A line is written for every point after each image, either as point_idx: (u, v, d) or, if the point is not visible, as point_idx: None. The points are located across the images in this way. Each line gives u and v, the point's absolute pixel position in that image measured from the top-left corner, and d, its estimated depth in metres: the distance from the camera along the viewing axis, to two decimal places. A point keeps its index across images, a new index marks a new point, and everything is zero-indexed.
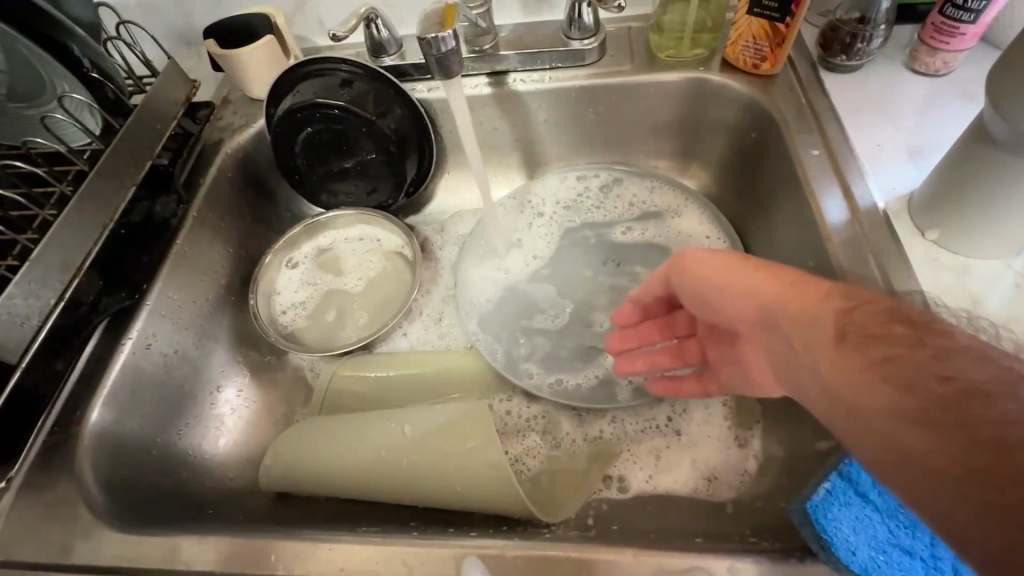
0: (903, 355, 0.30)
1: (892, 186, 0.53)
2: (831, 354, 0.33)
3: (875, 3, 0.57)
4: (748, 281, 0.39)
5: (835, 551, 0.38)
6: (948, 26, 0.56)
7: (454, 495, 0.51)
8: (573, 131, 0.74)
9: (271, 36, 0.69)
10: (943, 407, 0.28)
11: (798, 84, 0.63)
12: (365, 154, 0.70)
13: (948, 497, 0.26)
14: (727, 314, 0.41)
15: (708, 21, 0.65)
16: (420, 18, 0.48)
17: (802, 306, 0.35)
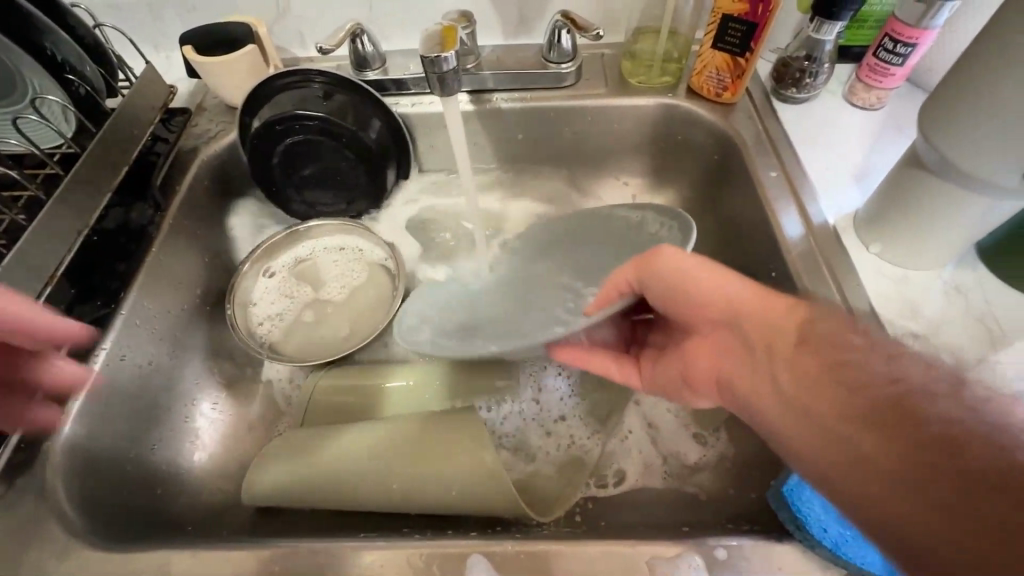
0: (854, 360, 0.35)
1: (840, 207, 0.59)
2: (825, 409, 0.34)
3: (820, 44, 0.64)
4: (717, 286, 0.43)
5: (808, 529, 0.42)
6: (881, 66, 0.64)
7: (449, 502, 0.51)
8: (548, 148, 0.77)
9: (253, 45, 0.69)
10: (883, 409, 0.33)
11: (755, 112, 0.69)
12: (344, 166, 0.70)
13: (894, 488, 0.30)
14: (692, 314, 0.45)
15: (674, 52, 0.71)
16: (421, 38, 0.50)
17: (765, 317, 0.41)
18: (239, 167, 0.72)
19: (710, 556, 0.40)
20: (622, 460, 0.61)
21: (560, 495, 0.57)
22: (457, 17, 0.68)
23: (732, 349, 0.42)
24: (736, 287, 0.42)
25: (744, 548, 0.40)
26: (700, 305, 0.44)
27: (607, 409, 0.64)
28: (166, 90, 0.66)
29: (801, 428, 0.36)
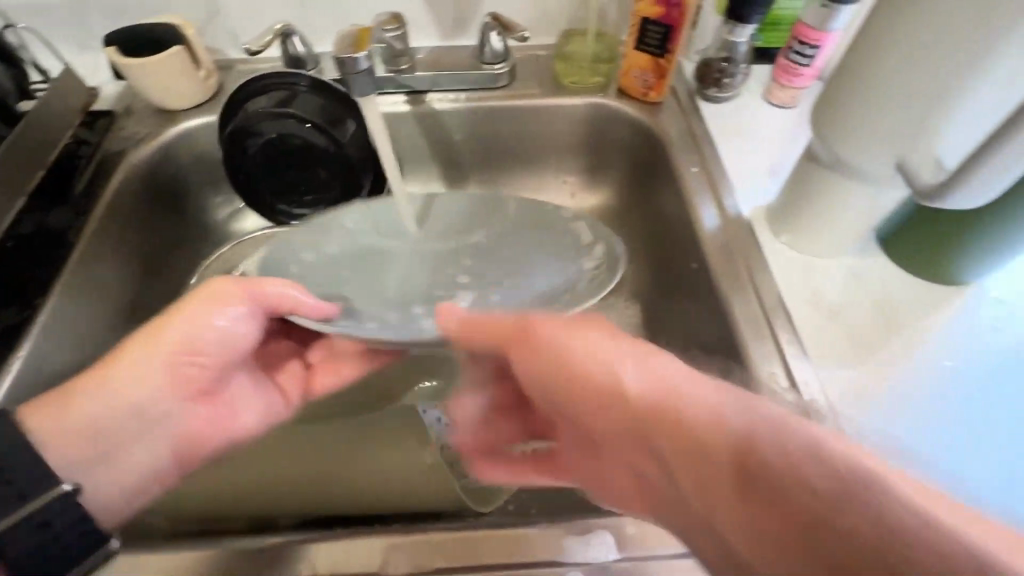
0: (712, 454, 0.29)
1: (756, 199, 0.63)
2: (726, 498, 0.28)
3: (735, 45, 0.68)
4: (580, 344, 0.37)
5: None
6: (792, 67, 0.68)
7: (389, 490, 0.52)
8: (486, 147, 0.79)
9: (180, 46, 0.68)
10: (806, 528, 0.25)
11: (680, 111, 0.72)
12: (317, 169, 0.72)
13: None
14: (560, 391, 0.38)
15: (603, 53, 0.74)
16: (334, 39, 0.51)
17: (659, 413, 0.32)
18: (170, 169, 0.71)
19: (621, 533, 0.43)
20: None
21: None
22: (387, 20, 0.69)
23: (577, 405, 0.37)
24: (581, 342, 0.37)
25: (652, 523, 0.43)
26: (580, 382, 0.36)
27: None
28: (86, 93, 0.65)
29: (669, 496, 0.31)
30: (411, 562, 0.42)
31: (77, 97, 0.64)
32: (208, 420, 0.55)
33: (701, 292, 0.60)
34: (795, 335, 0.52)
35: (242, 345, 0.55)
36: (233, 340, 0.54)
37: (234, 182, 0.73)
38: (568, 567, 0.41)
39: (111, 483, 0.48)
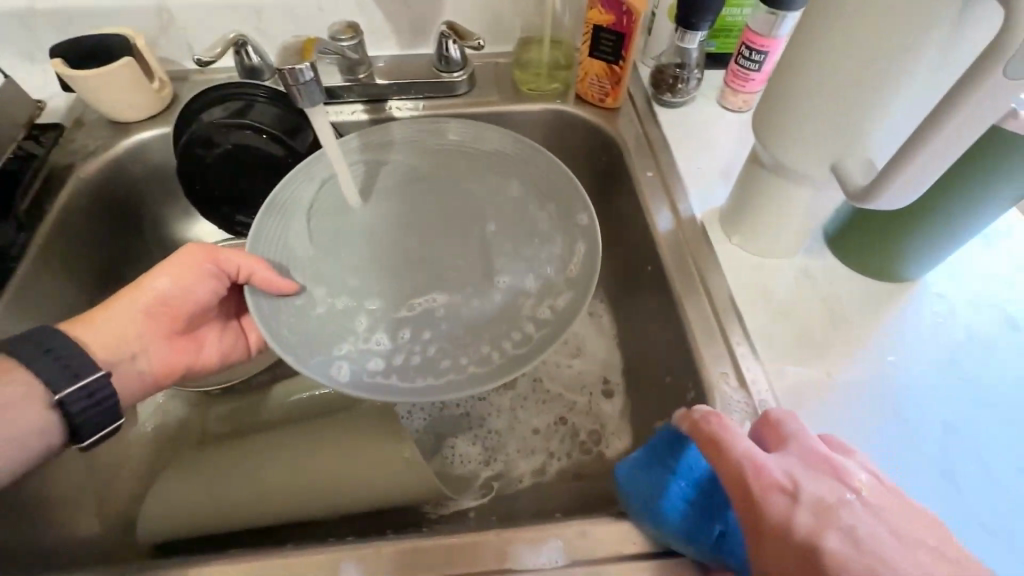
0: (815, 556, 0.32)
1: (709, 202, 0.64)
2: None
3: (687, 52, 0.69)
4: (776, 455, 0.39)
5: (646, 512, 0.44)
6: (742, 73, 0.70)
7: (366, 494, 0.51)
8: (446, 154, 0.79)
9: (130, 57, 0.67)
10: None
11: (637, 116, 0.73)
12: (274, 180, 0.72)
13: None
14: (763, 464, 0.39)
15: (560, 60, 0.75)
16: (279, 51, 0.50)
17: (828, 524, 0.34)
18: (123, 182, 0.70)
19: (573, 536, 0.43)
20: (517, 445, 0.61)
21: (461, 484, 0.58)
22: (342, 29, 0.69)
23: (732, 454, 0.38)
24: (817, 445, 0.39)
25: (604, 525, 0.44)
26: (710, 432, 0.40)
27: None
28: (31, 106, 0.63)
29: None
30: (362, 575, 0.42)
31: (21, 110, 0.62)
32: (180, 352, 0.55)
33: (657, 294, 0.61)
34: (745, 335, 0.53)
35: (210, 298, 0.56)
36: (196, 289, 0.54)
37: (188, 192, 0.72)
38: (520, 574, 0.42)
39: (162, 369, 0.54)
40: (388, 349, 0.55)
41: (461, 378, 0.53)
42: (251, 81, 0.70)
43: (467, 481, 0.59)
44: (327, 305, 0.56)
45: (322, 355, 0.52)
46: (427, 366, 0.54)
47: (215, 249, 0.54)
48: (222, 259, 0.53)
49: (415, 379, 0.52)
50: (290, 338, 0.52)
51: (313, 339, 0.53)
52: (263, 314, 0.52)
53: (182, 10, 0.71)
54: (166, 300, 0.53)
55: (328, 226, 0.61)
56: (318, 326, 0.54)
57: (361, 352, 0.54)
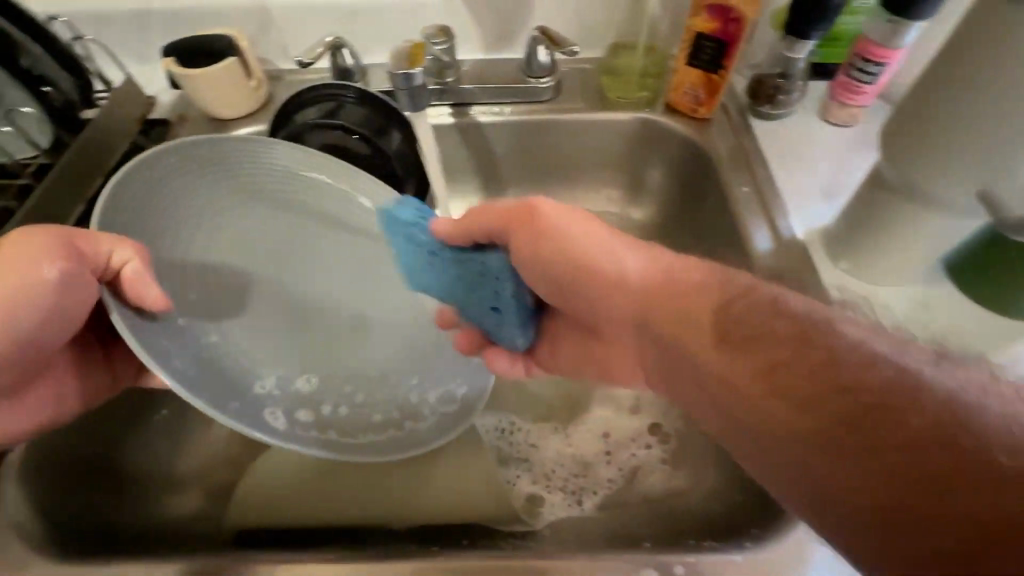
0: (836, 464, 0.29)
1: (811, 221, 0.60)
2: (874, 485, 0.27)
3: (792, 62, 0.65)
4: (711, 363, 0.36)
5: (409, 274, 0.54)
6: (852, 85, 0.65)
7: (449, 501, 0.54)
8: (526, 160, 0.78)
9: (234, 57, 0.69)
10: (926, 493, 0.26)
11: (731, 127, 0.70)
12: None
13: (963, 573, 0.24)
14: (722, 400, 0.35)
15: (652, 67, 0.72)
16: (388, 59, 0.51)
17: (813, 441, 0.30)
18: None
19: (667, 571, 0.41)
20: (594, 470, 0.58)
21: (535, 508, 0.55)
22: (435, 33, 0.69)
23: (702, 335, 0.37)
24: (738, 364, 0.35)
25: (701, 563, 0.41)
26: (670, 299, 0.41)
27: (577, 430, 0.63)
28: (144, 102, 0.67)
29: (864, 464, 0.28)
30: None
31: (137, 105, 0.65)
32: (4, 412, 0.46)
33: None
34: None
35: (81, 312, 0.45)
36: (72, 304, 0.44)
37: None
38: None
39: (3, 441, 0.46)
40: (309, 416, 0.49)
41: (377, 448, 0.49)
42: (342, 81, 0.71)
43: (540, 506, 0.55)
44: (223, 336, 0.49)
45: (248, 393, 0.47)
46: (328, 426, 0.49)
47: (79, 231, 0.43)
48: (81, 254, 0.42)
49: (323, 429, 0.48)
50: (196, 378, 0.43)
51: (216, 378, 0.45)
52: (130, 318, 0.41)
53: (283, 12, 0.73)
54: (29, 325, 0.43)
55: (264, 231, 0.55)
56: (213, 355, 0.47)
57: (266, 403, 0.48)
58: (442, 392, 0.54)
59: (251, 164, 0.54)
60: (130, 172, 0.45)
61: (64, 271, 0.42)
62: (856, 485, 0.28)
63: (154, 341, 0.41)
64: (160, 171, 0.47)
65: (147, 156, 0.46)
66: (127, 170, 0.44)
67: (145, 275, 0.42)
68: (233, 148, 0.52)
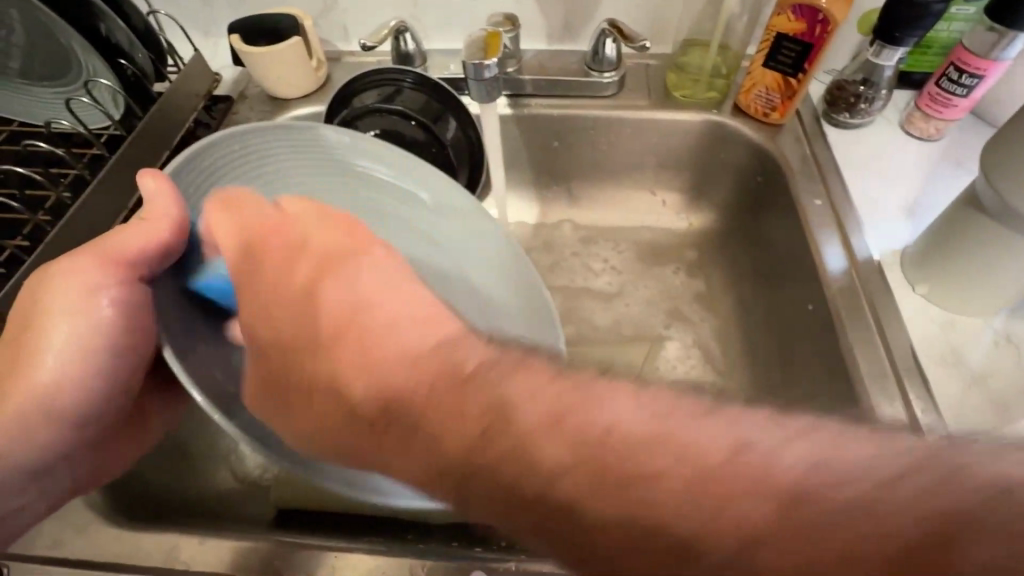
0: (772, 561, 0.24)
1: (890, 242, 0.56)
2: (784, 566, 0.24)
3: (879, 69, 0.61)
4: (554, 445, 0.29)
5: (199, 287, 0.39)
6: (943, 96, 0.61)
7: None
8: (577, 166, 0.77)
9: (299, 37, 0.69)
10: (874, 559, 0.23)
11: (804, 135, 0.66)
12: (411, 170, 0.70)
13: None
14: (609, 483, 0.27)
15: (722, 68, 0.69)
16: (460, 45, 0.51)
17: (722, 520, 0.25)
18: None
19: None
20: None
21: None
22: (501, 21, 0.68)
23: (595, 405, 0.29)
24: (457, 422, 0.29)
25: None
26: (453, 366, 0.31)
27: None
28: (210, 79, 0.68)
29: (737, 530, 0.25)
30: None
31: (203, 81, 0.66)
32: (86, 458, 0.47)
33: (821, 337, 0.55)
34: (931, 401, 0.46)
35: (138, 344, 0.44)
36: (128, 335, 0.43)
37: None
38: None
39: (92, 480, 0.46)
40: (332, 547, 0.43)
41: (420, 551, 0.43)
42: (400, 66, 0.70)
43: None
44: None
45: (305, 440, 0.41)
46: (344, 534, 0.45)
47: (107, 245, 0.42)
48: (126, 271, 0.41)
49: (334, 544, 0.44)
50: (242, 401, 0.36)
51: (264, 399, 0.39)
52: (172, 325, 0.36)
53: None
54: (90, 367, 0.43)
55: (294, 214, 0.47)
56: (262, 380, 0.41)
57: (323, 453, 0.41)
58: None
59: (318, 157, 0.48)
60: (172, 174, 0.40)
61: (116, 300, 0.42)
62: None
63: (197, 357, 0.35)
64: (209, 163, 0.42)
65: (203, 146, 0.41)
66: (194, 152, 0.41)
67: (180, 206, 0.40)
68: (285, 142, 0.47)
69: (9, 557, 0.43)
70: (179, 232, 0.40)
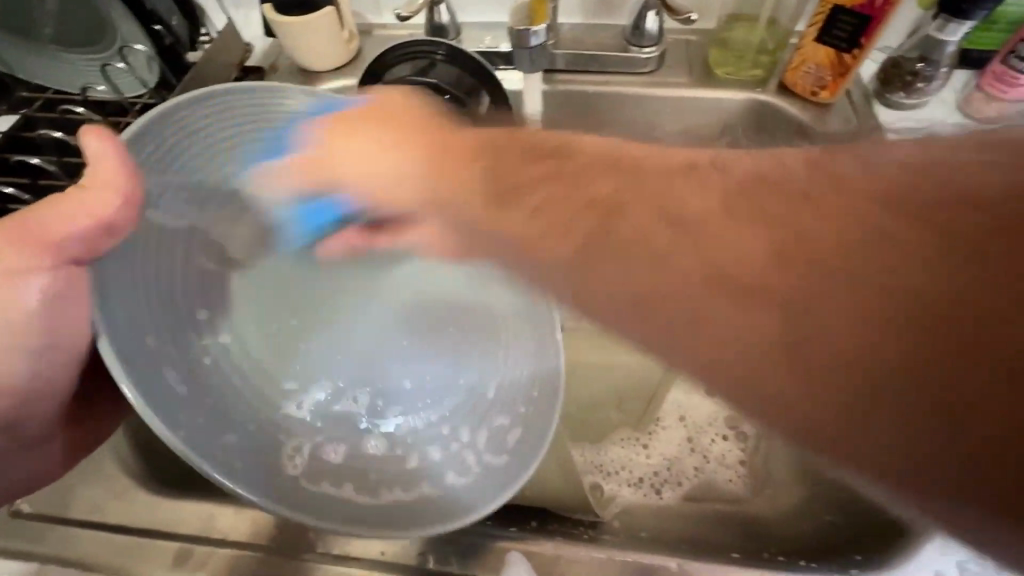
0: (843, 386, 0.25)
1: None
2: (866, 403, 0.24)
3: (941, 45, 0.58)
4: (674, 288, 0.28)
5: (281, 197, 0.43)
6: (1009, 75, 0.58)
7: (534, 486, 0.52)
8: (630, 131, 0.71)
9: (331, 7, 0.68)
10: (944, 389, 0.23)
11: (854, 115, 0.63)
12: None
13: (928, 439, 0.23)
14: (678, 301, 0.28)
15: (770, 43, 0.66)
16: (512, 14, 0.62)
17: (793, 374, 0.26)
18: None
19: None
20: (664, 458, 0.58)
21: (603, 497, 0.55)
22: None
23: (733, 248, 0.27)
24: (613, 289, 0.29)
25: None
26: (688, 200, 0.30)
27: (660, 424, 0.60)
28: (242, 49, 0.67)
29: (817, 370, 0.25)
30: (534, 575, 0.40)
31: (236, 51, 0.65)
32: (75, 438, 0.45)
33: None
34: None
35: (75, 339, 0.39)
36: (57, 324, 0.38)
37: None
38: None
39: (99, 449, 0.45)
40: (337, 487, 0.40)
41: (406, 518, 0.40)
42: (434, 38, 0.68)
43: (608, 494, 0.55)
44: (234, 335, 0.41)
45: (269, 417, 0.41)
46: (349, 471, 0.42)
47: (32, 226, 0.36)
48: (59, 254, 0.37)
49: (343, 486, 0.41)
50: (186, 401, 0.36)
51: (221, 400, 0.38)
52: (117, 318, 0.33)
53: None
54: (29, 353, 0.38)
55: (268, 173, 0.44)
56: (213, 373, 0.39)
57: (281, 441, 0.40)
58: (494, 434, 0.46)
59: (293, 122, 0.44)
60: (129, 142, 0.36)
61: (47, 289, 0.37)
62: (886, 399, 0.24)
63: (140, 348, 0.34)
64: (207, 118, 0.40)
65: (182, 104, 0.38)
66: (166, 110, 0.37)
67: (135, 180, 0.36)
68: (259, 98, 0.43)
69: (45, 519, 0.42)
70: (128, 211, 0.35)
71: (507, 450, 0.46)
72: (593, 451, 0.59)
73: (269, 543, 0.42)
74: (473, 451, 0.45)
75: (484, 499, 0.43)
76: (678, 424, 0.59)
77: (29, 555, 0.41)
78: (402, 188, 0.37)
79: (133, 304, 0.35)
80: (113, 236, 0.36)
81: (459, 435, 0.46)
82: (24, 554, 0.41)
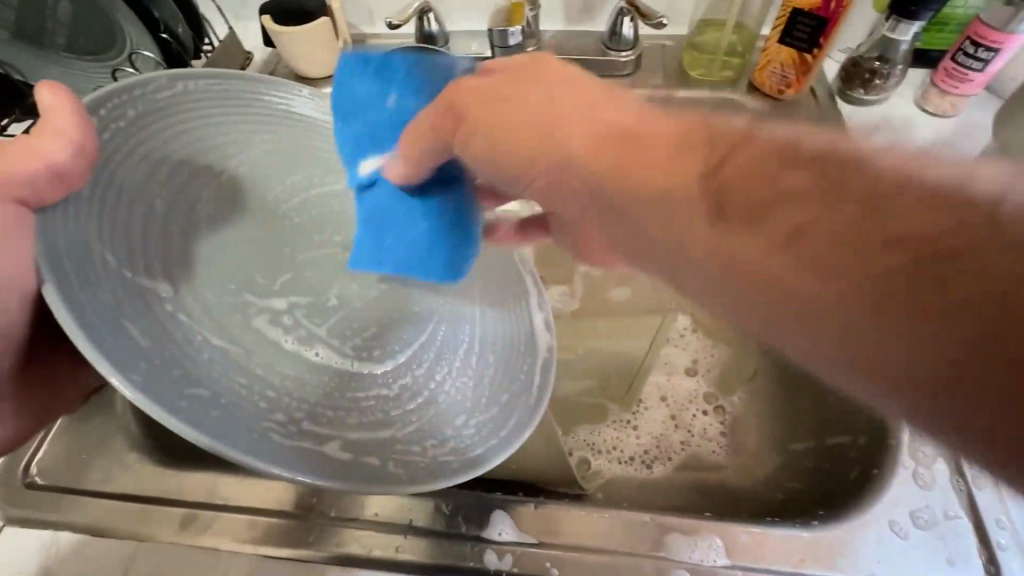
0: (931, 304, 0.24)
1: None
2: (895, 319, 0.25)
3: (894, 44, 0.62)
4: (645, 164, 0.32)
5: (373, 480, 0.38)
6: (958, 71, 0.62)
7: (521, 462, 0.54)
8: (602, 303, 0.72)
9: (327, 18, 0.72)
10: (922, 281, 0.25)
11: (818, 111, 0.67)
12: None
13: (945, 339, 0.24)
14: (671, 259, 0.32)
15: (739, 46, 0.70)
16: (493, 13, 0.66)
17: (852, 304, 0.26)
18: None
19: (733, 540, 0.41)
20: (653, 437, 0.60)
21: (589, 471, 0.58)
22: None
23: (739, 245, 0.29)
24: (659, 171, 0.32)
25: (769, 536, 0.41)
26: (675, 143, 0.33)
27: (649, 409, 0.62)
28: (242, 56, 0.70)
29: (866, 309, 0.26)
30: (517, 530, 0.42)
31: (236, 59, 0.69)
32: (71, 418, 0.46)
33: None
34: None
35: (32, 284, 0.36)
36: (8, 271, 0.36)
37: None
38: (674, 565, 0.40)
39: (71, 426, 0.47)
40: (327, 433, 0.39)
41: (389, 474, 0.38)
42: (424, 45, 0.72)
43: (595, 468, 0.58)
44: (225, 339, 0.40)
45: (246, 400, 0.37)
46: (351, 417, 0.42)
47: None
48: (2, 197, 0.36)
49: (329, 440, 0.39)
50: (145, 351, 0.33)
51: (181, 360, 0.35)
52: (66, 255, 0.32)
53: None
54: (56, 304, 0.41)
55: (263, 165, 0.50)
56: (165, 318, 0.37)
57: (267, 410, 0.38)
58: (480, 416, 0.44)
59: (248, 103, 0.48)
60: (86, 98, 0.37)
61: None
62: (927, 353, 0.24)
63: (87, 295, 0.32)
64: (166, 96, 0.42)
65: (141, 85, 0.40)
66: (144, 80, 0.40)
67: (89, 133, 0.36)
68: (216, 83, 0.46)
69: (56, 491, 0.45)
70: (79, 159, 0.35)
71: (477, 368, 0.47)
72: (583, 434, 0.60)
73: (272, 508, 0.44)
74: (441, 392, 0.45)
75: (476, 440, 0.43)
76: (661, 403, 0.62)
77: (43, 522, 0.44)
78: (541, 131, 0.36)
79: (78, 254, 0.33)
80: (66, 184, 0.35)
81: (432, 371, 0.46)
82: (37, 521, 0.44)
